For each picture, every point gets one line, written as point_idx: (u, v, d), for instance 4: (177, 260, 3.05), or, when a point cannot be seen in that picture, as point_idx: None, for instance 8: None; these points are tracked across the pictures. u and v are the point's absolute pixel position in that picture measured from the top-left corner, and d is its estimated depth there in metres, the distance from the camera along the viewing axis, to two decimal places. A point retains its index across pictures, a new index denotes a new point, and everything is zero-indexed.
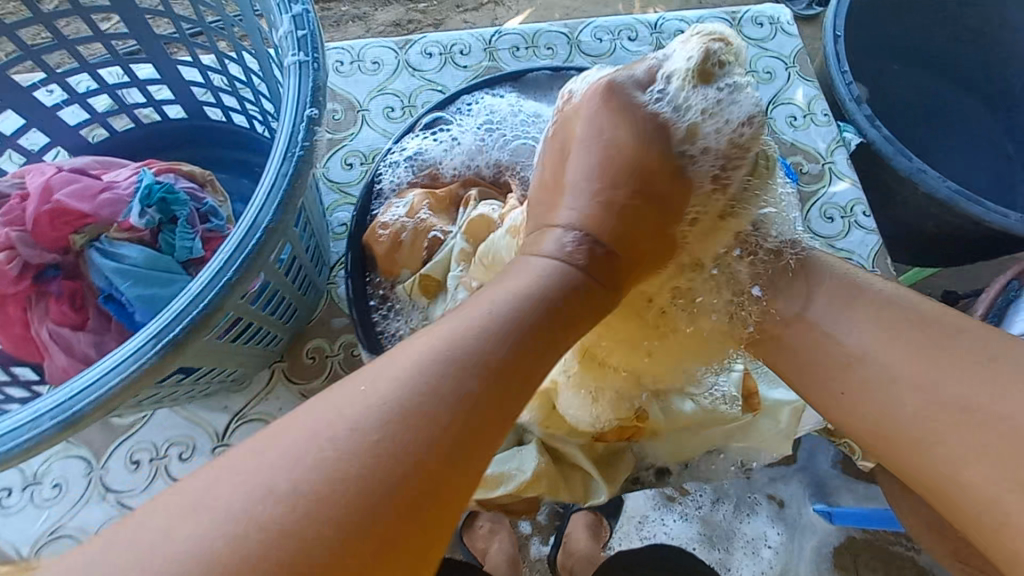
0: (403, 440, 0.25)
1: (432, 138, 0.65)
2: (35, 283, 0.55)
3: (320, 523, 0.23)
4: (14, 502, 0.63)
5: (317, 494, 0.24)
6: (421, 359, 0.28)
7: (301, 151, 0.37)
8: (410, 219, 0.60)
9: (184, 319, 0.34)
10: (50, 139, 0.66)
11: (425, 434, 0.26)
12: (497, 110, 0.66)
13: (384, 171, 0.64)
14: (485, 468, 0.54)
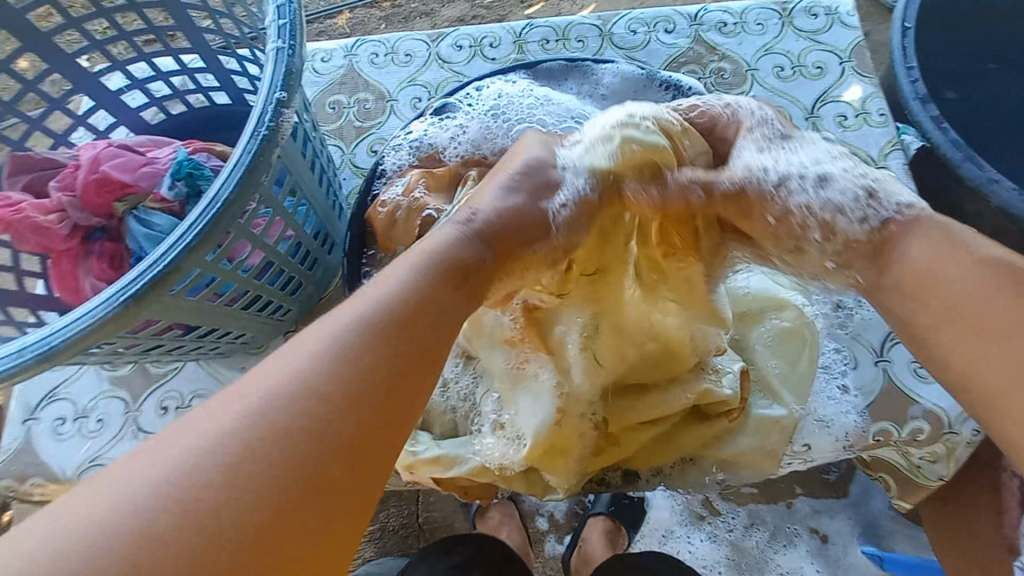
0: (301, 404, 0.32)
1: (437, 123, 0.67)
2: (84, 242, 0.63)
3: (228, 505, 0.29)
4: (65, 431, 0.72)
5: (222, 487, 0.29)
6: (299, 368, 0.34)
7: (267, 131, 0.40)
8: (405, 198, 0.62)
9: (147, 276, 0.38)
10: (116, 119, 0.75)
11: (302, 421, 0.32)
12: (506, 92, 0.66)
13: (388, 153, 0.67)
14: (444, 448, 0.56)
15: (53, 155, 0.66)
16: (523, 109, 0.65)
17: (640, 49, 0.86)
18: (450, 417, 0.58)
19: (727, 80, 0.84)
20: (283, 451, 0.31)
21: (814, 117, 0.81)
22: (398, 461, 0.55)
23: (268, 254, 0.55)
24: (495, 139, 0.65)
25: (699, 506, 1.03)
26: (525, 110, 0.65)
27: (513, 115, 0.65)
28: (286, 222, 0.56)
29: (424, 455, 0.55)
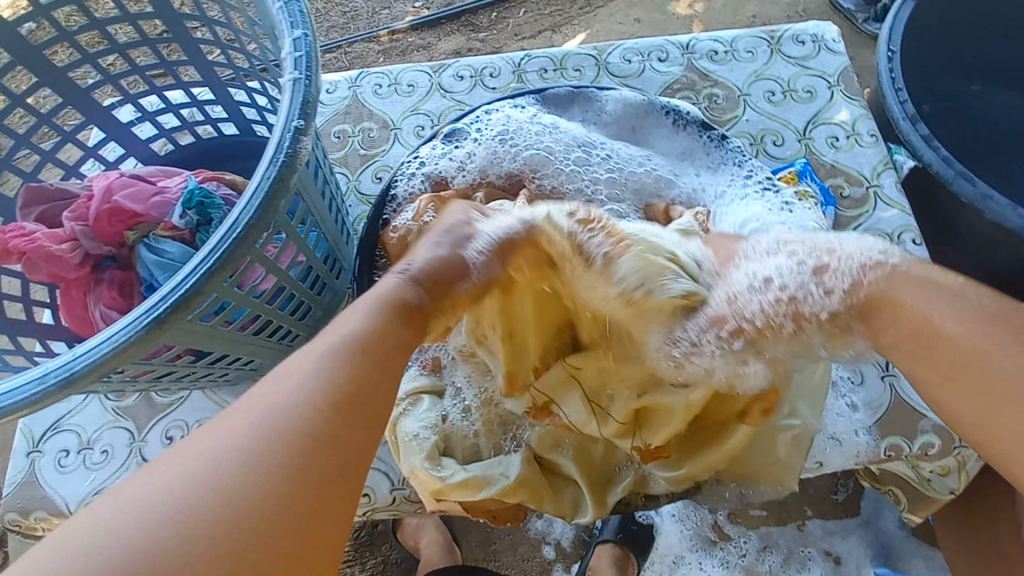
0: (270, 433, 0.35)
1: (447, 149, 0.68)
2: (94, 271, 0.64)
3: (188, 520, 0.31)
4: (69, 464, 0.71)
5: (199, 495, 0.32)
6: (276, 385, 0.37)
7: (286, 158, 0.42)
8: (415, 223, 0.61)
9: (168, 301, 0.38)
10: (126, 151, 0.78)
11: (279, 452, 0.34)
12: (512, 119, 0.67)
13: (399, 177, 0.67)
14: (470, 471, 0.56)
15: (64, 186, 0.67)
16: (533, 135, 0.66)
17: (636, 77, 0.89)
18: (470, 440, 0.58)
19: (720, 105, 0.87)
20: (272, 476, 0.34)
21: (806, 139, 0.84)
22: (425, 488, 0.55)
23: (280, 279, 0.56)
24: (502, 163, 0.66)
25: (710, 530, 1.01)
26: (533, 136, 0.66)
27: (521, 140, 0.66)
28: (298, 248, 0.57)
29: (451, 479, 0.55)
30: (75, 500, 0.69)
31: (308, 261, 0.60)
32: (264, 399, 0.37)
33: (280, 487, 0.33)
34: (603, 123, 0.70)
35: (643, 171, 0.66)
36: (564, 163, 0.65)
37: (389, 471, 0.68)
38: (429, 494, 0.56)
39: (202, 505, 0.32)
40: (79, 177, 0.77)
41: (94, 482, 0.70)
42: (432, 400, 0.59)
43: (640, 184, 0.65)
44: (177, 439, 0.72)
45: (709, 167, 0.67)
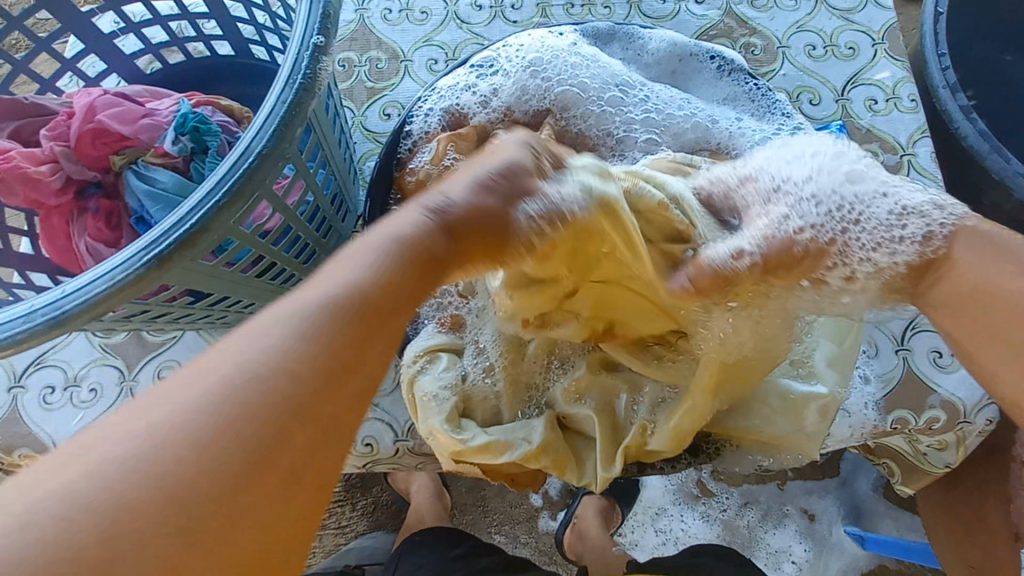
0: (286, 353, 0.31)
1: (473, 76, 0.62)
2: (77, 198, 0.58)
3: (213, 421, 0.28)
4: (55, 400, 0.68)
5: (220, 402, 0.28)
6: (306, 293, 0.33)
7: (304, 79, 0.37)
8: (434, 166, 0.58)
9: (171, 237, 0.34)
10: (109, 67, 0.71)
11: (288, 376, 0.30)
12: (549, 47, 0.62)
13: (419, 107, 0.62)
14: (493, 434, 0.54)
15: (40, 101, 0.60)
16: (568, 67, 0.61)
17: (669, 20, 0.83)
18: (492, 401, 0.57)
19: (758, 57, 0.81)
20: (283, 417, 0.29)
21: (844, 100, 0.79)
22: (445, 449, 0.54)
23: (286, 219, 0.51)
24: (530, 102, 0.62)
25: (693, 485, 0.94)
26: (568, 68, 0.61)
27: (559, 73, 0.61)
28: (307, 186, 0.52)
29: (473, 442, 0.53)
30: (64, 438, 0.66)
31: (317, 201, 0.55)
32: (274, 322, 0.32)
33: (231, 417, 0.28)
34: (641, 61, 0.65)
35: (682, 116, 0.61)
36: (596, 105, 0.61)
37: (392, 421, 0.66)
38: (449, 455, 0.54)
39: (215, 417, 0.28)
40: (56, 93, 0.70)
41: (83, 420, 0.67)
42: (451, 359, 0.57)
43: (678, 130, 0.61)
44: None
45: (753, 114, 0.62)
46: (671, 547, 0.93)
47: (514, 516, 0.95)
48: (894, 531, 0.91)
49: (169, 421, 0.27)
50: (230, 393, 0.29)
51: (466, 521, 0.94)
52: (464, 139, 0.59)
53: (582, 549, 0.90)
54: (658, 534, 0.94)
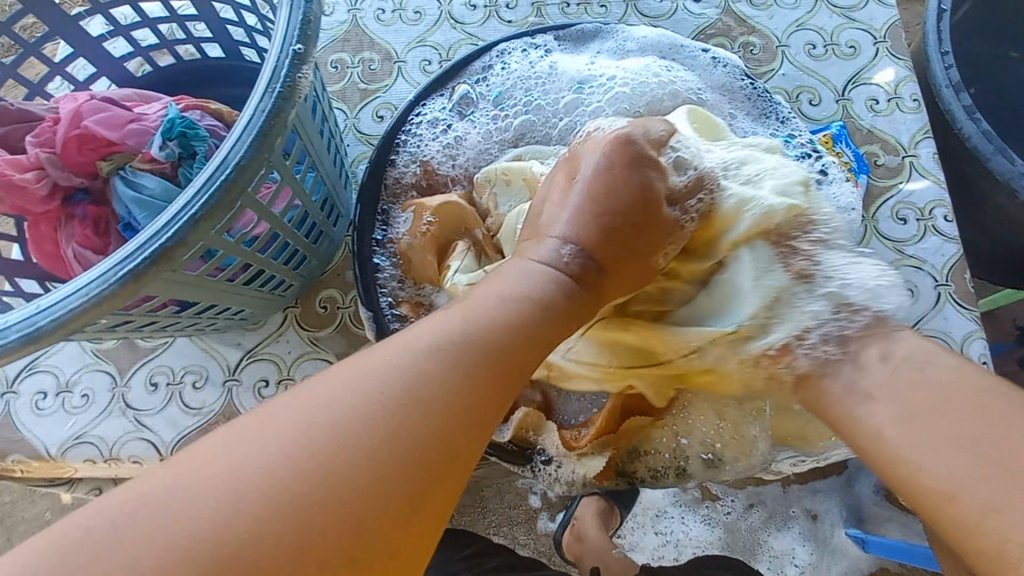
0: (360, 431, 0.27)
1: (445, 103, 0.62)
2: (64, 205, 0.58)
3: (286, 515, 0.24)
4: (47, 406, 0.68)
5: (294, 476, 0.25)
6: (373, 362, 0.29)
7: (283, 88, 0.36)
8: (409, 235, 0.57)
9: (147, 250, 0.33)
10: (98, 70, 0.71)
11: (383, 425, 0.27)
12: (516, 73, 0.63)
13: (411, 128, 0.61)
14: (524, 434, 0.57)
15: (26, 106, 0.60)
16: (528, 95, 0.63)
17: (666, 19, 0.82)
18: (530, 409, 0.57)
19: (757, 56, 0.80)
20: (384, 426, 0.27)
21: (845, 100, 0.78)
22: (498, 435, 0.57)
23: (273, 226, 0.50)
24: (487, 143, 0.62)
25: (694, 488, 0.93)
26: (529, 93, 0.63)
27: (531, 88, 0.63)
28: (294, 192, 0.51)
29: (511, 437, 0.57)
30: (55, 445, 0.66)
31: (304, 207, 0.54)
32: (358, 374, 0.29)
33: (368, 499, 0.25)
34: (623, 52, 0.65)
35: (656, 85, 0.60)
36: (557, 111, 0.62)
37: None
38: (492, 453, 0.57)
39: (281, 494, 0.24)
40: (45, 96, 0.70)
41: (75, 426, 0.67)
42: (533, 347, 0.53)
43: (654, 97, 0.60)
44: (161, 385, 0.68)
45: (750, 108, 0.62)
46: (672, 549, 0.92)
47: (511, 517, 0.94)
48: (899, 535, 0.90)
49: (240, 492, 0.24)
50: (319, 454, 0.26)
51: (464, 522, 0.93)
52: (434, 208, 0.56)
53: (581, 551, 0.89)
54: (660, 535, 0.93)
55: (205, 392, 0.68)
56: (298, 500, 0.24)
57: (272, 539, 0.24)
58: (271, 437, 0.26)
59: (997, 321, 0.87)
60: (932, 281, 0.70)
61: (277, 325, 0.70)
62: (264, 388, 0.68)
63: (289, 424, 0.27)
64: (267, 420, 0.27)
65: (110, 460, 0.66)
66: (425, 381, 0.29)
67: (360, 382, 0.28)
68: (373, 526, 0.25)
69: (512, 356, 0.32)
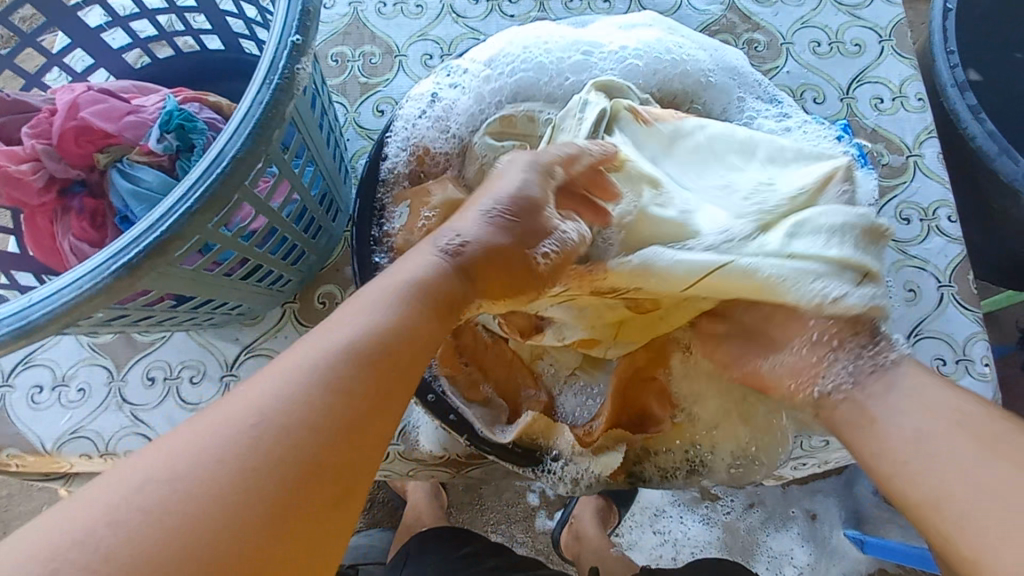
0: (304, 395, 0.31)
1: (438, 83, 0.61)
2: (61, 197, 0.57)
3: (243, 471, 0.28)
4: (43, 400, 0.67)
5: (249, 439, 0.29)
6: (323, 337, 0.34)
7: (281, 80, 0.36)
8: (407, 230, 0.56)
9: (142, 243, 0.33)
10: (96, 61, 0.70)
11: (321, 390, 0.32)
12: (508, 51, 0.62)
13: (397, 119, 0.61)
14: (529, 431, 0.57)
15: (23, 97, 0.59)
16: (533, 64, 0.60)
17: (670, 15, 0.81)
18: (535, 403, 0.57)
19: (761, 53, 0.79)
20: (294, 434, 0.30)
21: (849, 98, 0.77)
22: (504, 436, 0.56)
23: (271, 221, 0.50)
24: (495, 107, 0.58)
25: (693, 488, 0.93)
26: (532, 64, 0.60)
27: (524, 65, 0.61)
28: (292, 186, 0.50)
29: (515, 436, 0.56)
30: (51, 439, 0.66)
31: (303, 202, 0.54)
32: (303, 348, 0.33)
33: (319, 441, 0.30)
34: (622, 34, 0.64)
35: (667, 61, 0.59)
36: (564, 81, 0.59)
37: None
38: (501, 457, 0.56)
39: (240, 452, 0.29)
40: (43, 88, 0.69)
41: (71, 420, 0.66)
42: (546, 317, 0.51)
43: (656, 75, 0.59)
44: (158, 380, 0.68)
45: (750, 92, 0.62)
46: (670, 549, 0.92)
47: (510, 515, 0.94)
48: (898, 537, 0.90)
49: (198, 459, 0.28)
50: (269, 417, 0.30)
51: (463, 520, 0.93)
52: (436, 202, 0.56)
53: (580, 550, 0.88)
54: (659, 535, 0.93)
55: (202, 386, 0.67)
56: (252, 457, 0.29)
57: (230, 488, 0.27)
58: (229, 410, 0.30)
59: (998, 323, 0.87)
60: (935, 282, 0.70)
61: (275, 320, 0.69)
62: None
63: (239, 403, 0.31)
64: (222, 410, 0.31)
65: (106, 456, 0.66)
66: (359, 345, 0.34)
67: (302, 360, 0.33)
68: (319, 470, 0.29)
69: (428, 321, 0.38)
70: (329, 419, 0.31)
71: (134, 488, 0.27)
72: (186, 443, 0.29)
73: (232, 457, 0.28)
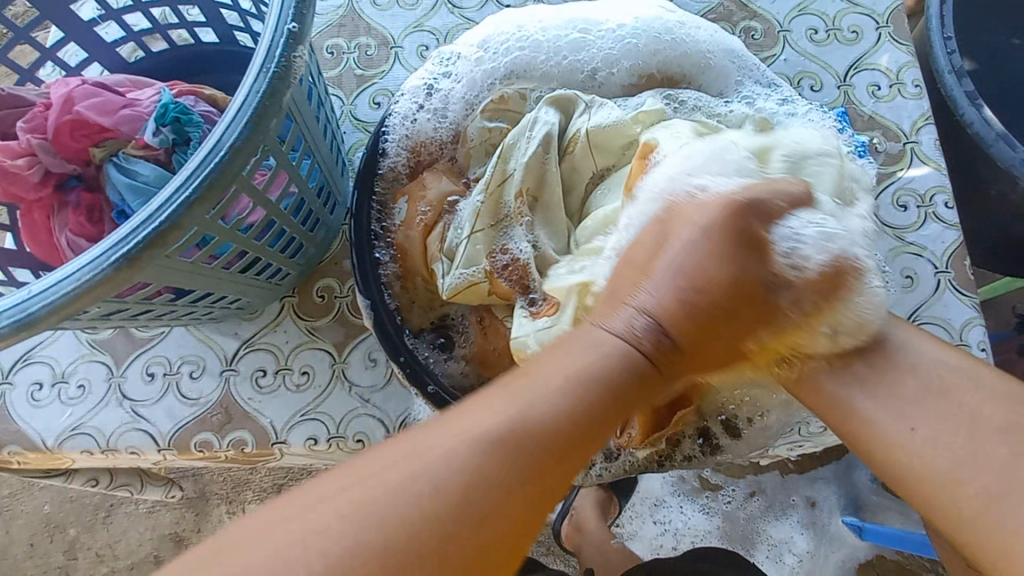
0: (502, 448, 0.30)
1: (432, 72, 0.60)
2: (57, 192, 0.57)
3: (431, 524, 0.28)
4: (43, 397, 0.67)
5: (454, 482, 0.29)
6: (537, 375, 0.33)
7: (277, 69, 0.35)
8: (406, 225, 0.57)
9: (141, 235, 0.33)
10: (90, 55, 0.70)
11: (528, 450, 0.31)
12: (502, 22, 0.60)
13: (392, 113, 0.60)
14: None
15: (17, 91, 0.59)
16: (527, 40, 0.59)
17: None
18: None
19: (758, 41, 0.79)
20: (495, 496, 0.30)
21: (846, 86, 0.77)
22: None
23: (269, 213, 0.50)
24: (485, 86, 0.59)
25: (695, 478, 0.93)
26: (526, 39, 0.59)
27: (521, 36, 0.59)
28: (289, 178, 0.50)
29: None
30: (52, 435, 0.66)
31: (301, 193, 0.53)
32: (518, 387, 0.33)
33: (494, 501, 0.30)
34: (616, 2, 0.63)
35: (667, 41, 0.59)
36: (559, 58, 0.59)
37: (384, 418, 0.67)
38: None
39: (438, 496, 0.29)
40: (37, 83, 0.69)
41: (72, 416, 0.66)
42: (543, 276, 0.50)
43: (653, 52, 0.59)
44: (159, 376, 0.68)
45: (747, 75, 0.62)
46: (670, 538, 0.93)
47: None
48: (897, 524, 0.90)
49: (406, 496, 0.29)
50: (473, 462, 0.30)
51: None
52: (432, 196, 0.57)
53: (580, 541, 0.89)
54: (659, 525, 0.93)
55: (203, 381, 0.67)
56: (441, 508, 0.29)
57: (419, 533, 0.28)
58: (438, 443, 0.31)
59: (994, 310, 0.87)
60: (932, 269, 0.70)
61: (275, 314, 0.69)
62: (262, 376, 0.67)
63: (449, 439, 0.31)
64: (433, 435, 0.31)
65: (108, 451, 0.66)
66: (557, 403, 0.32)
67: (501, 405, 0.32)
68: (499, 539, 0.29)
69: (624, 402, 0.34)
70: (531, 470, 0.30)
71: (341, 514, 0.28)
72: (386, 482, 0.29)
73: (426, 504, 0.29)
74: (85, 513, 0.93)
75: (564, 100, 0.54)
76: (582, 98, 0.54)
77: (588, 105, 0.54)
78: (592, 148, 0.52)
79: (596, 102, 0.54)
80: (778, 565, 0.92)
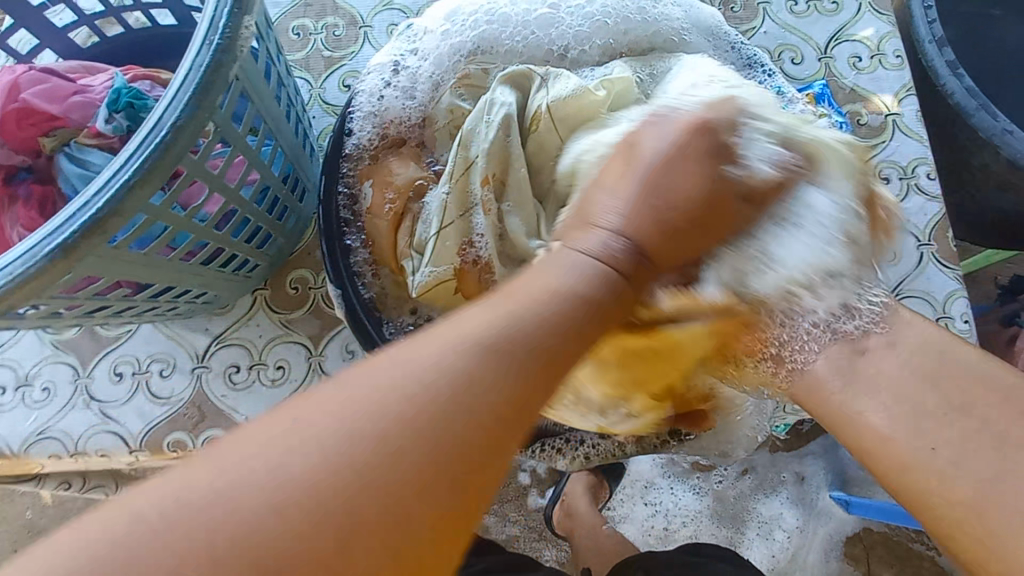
0: (415, 427, 0.25)
1: (398, 45, 0.58)
2: (6, 184, 0.54)
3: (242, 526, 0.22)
4: (6, 401, 0.65)
5: (351, 475, 0.24)
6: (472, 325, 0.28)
7: (222, 40, 0.33)
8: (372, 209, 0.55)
9: (78, 221, 0.31)
10: (40, 41, 0.66)
11: (454, 416, 0.26)
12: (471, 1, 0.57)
13: (358, 91, 0.57)
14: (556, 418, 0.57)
15: None
16: (497, 16, 0.56)
17: None
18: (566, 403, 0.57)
19: (737, 14, 0.77)
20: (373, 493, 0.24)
21: (827, 58, 0.76)
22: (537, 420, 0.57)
23: (228, 200, 0.47)
24: (452, 56, 0.57)
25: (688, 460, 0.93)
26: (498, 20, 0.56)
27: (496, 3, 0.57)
28: (249, 162, 0.48)
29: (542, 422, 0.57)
30: (18, 441, 0.63)
31: (264, 180, 0.51)
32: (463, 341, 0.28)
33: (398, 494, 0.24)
34: None
35: (638, 21, 0.58)
36: (530, 31, 0.56)
37: None
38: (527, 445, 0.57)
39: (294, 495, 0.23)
40: None
41: (37, 421, 0.64)
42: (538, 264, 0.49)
43: (634, 36, 0.58)
44: (127, 375, 0.65)
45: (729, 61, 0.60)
46: (661, 519, 0.92)
47: (502, 494, 0.93)
48: (884, 497, 0.91)
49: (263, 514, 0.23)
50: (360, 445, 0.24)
51: None
52: (401, 182, 0.55)
53: (571, 526, 0.88)
54: (651, 508, 0.93)
55: (173, 379, 0.65)
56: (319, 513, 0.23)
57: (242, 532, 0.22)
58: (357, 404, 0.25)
59: (976, 282, 0.87)
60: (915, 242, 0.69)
61: (246, 308, 0.67)
62: (236, 373, 0.65)
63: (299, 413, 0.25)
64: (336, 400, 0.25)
65: (77, 455, 0.64)
66: (466, 395, 0.27)
67: (381, 381, 0.26)
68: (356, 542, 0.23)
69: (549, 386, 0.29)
70: (443, 469, 0.25)
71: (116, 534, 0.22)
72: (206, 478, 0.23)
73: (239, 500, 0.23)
74: (70, 517, 0.91)
75: (519, 76, 0.53)
76: (537, 73, 0.52)
77: (543, 79, 0.52)
78: (557, 124, 0.50)
79: (552, 73, 0.52)
80: (770, 542, 0.92)
